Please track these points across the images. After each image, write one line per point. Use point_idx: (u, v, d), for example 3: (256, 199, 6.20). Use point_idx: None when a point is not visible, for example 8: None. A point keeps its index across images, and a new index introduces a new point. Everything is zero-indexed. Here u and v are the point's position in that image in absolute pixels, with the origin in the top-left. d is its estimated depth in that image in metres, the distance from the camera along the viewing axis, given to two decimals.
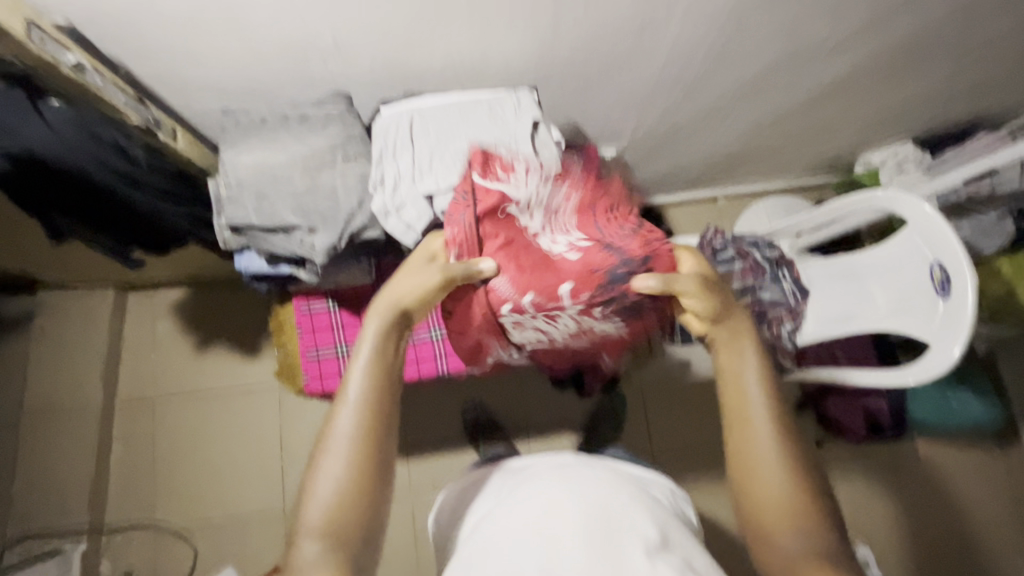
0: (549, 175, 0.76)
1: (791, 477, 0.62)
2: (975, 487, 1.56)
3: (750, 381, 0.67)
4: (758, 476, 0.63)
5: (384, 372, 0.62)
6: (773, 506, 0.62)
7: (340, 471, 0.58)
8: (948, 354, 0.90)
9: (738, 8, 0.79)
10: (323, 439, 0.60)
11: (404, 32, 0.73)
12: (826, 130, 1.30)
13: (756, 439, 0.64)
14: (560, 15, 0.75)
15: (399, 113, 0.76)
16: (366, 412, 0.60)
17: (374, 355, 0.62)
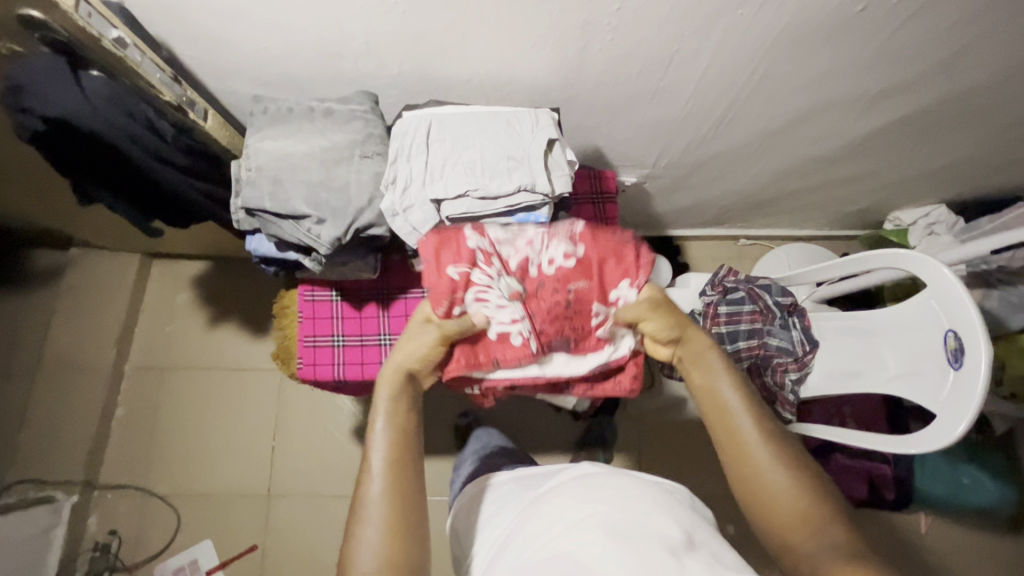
0: (557, 195, 0.76)
1: (789, 474, 0.65)
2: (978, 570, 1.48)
3: (728, 395, 0.71)
4: (767, 491, 0.65)
5: (404, 432, 0.67)
6: (787, 509, 0.63)
7: (379, 534, 0.59)
8: (955, 427, 0.85)
9: (766, 53, 0.79)
10: (357, 501, 0.61)
11: (432, 42, 0.75)
12: (854, 183, 1.27)
13: (744, 443, 0.68)
14: (586, 41, 0.75)
15: (420, 119, 0.77)
16: (392, 474, 0.63)
17: (393, 419, 0.67)
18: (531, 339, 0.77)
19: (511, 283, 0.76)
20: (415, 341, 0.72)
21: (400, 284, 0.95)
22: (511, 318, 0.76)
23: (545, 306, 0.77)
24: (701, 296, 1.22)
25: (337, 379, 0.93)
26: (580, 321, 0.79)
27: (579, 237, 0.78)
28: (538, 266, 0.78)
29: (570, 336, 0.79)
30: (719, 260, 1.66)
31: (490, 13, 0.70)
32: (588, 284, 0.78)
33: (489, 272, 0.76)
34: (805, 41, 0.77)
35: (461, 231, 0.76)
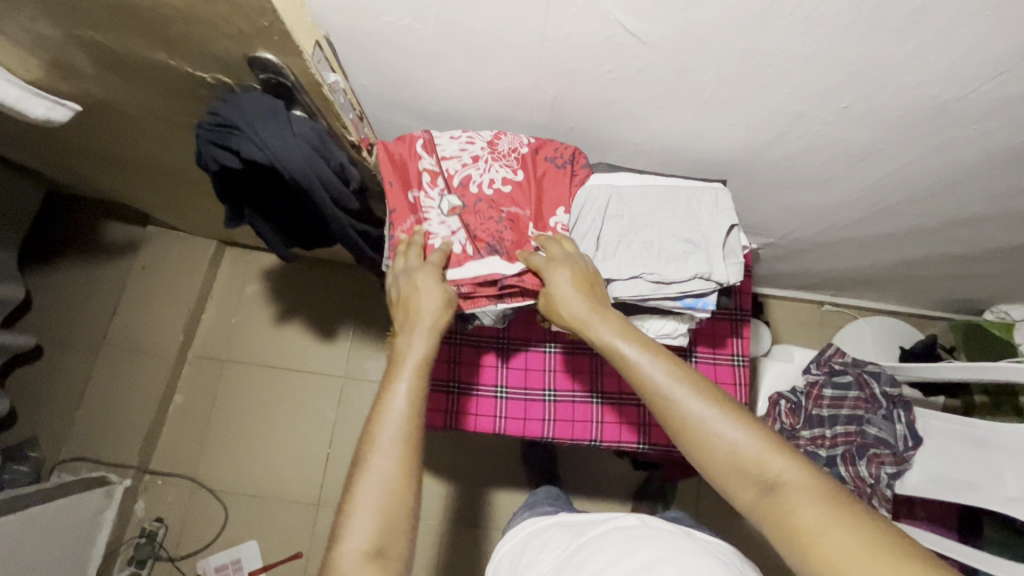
0: (730, 284, 0.71)
1: (731, 423, 0.60)
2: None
3: (642, 361, 0.63)
4: (715, 452, 0.60)
5: (426, 395, 0.63)
6: (740, 466, 0.59)
7: (373, 508, 0.58)
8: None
9: (970, 164, 0.74)
10: (366, 444, 0.60)
11: (626, 108, 0.70)
12: (975, 276, 1.22)
13: (675, 409, 0.62)
14: (789, 127, 0.70)
15: (595, 188, 0.73)
16: (408, 423, 0.61)
17: (412, 393, 0.62)
18: (469, 246, 0.71)
19: (453, 199, 0.72)
20: (428, 285, 0.66)
21: (523, 336, 0.92)
22: (448, 233, 0.71)
23: (481, 221, 0.70)
24: (805, 372, 1.19)
25: (446, 427, 0.89)
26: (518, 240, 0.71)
27: (520, 164, 0.74)
28: (479, 184, 0.72)
29: (507, 242, 0.70)
30: (800, 324, 1.61)
31: (703, 91, 0.65)
32: (527, 212, 0.73)
33: (433, 191, 0.72)
34: (1018, 160, 0.71)
35: (413, 146, 0.72)
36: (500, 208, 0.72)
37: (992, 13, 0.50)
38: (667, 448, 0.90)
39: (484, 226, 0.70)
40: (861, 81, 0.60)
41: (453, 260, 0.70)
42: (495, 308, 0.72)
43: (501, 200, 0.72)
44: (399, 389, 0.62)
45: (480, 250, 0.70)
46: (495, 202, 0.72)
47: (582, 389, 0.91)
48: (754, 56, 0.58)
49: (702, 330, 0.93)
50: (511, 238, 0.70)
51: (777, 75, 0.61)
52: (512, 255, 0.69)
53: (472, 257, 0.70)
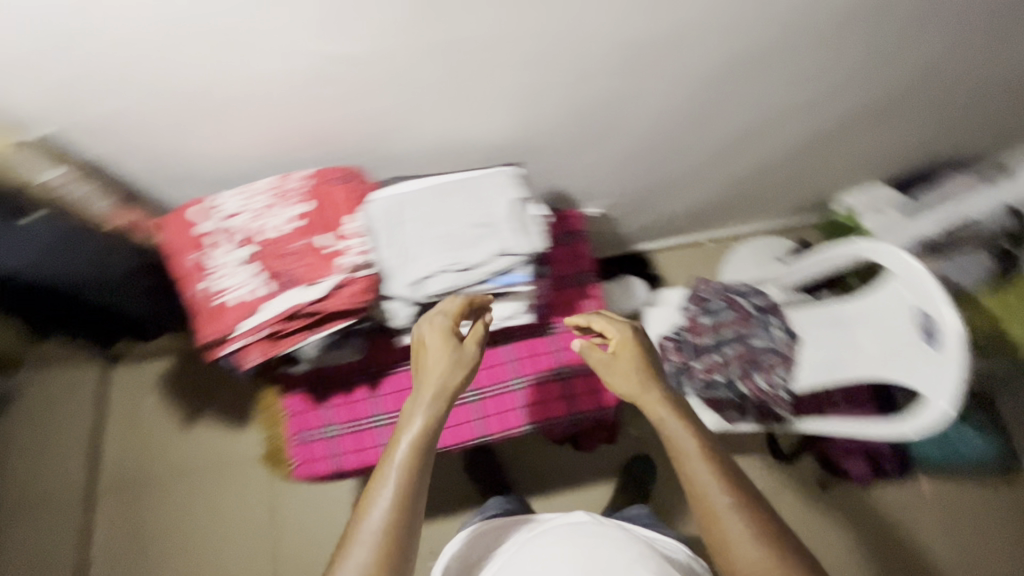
0: (535, 252, 0.76)
1: (747, 519, 0.64)
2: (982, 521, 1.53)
3: (684, 436, 0.71)
4: (725, 537, 0.64)
5: (426, 458, 0.62)
6: (745, 559, 0.62)
7: (366, 560, 0.55)
8: (955, 385, 0.89)
9: (702, 80, 0.81)
10: (372, 487, 0.60)
11: (386, 122, 0.74)
12: (800, 176, 1.33)
13: (701, 483, 0.67)
14: (535, 97, 0.76)
15: (383, 203, 0.75)
16: (411, 485, 0.59)
17: (412, 450, 0.61)
18: (266, 287, 0.70)
19: (243, 249, 0.73)
20: (440, 355, 0.68)
21: (384, 362, 0.91)
22: (244, 281, 0.71)
23: (272, 260, 0.71)
24: (682, 309, 1.24)
25: (335, 471, 0.90)
26: (312, 264, 0.70)
27: (302, 192, 0.74)
28: (264, 227, 0.73)
29: (299, 271, 0.70)
30: (688, 267, 1.70)
31: (436, 88, 0.70)
32: (317, 232, 0.72)
33: (223, 249, 0.73)
34: (734, 64, 0.79)
35: (193, 214, 0.74)
36: (289, 240, 0.72)
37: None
38: (549, 422, 0.94)
39: (275, 263, 0.71)
40: (559, 41, 0.67)
41: (253, 305, 0.70)
42: (315, 339, 0.72)
43: (288, 232, 0.72)
44: (403, 442, 0.62)
45: (278, 287, 0.70)
46: (288, 238, 0.72)
47: (457, 393, 0.92)
48: (452, 47, 0.63)
49: (555, 300, 0.97)
50: (299, 266, 0.70)
51: (484, 57, 0.66)
52: (306, 282, 0.69)
53: (270, 297, 0.70)
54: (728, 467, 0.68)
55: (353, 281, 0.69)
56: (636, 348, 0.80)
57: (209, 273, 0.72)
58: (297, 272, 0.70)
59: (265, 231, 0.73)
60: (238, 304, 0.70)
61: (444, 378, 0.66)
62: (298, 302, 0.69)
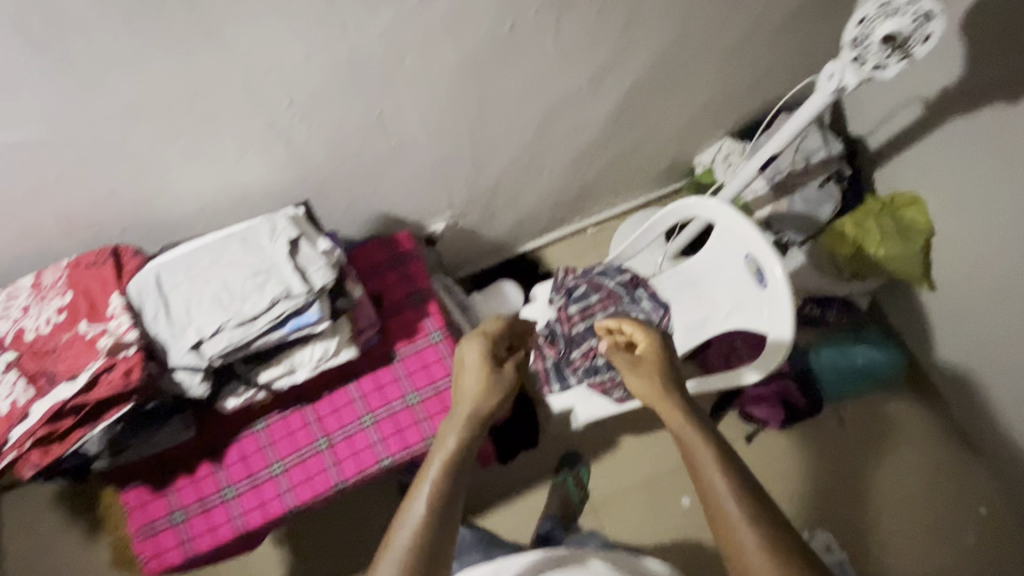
0: (320, 288, 0.74)
1: (746, 505, 0.64)
2: (911, 439, 1.53)
3: (687, 426, 0.75)
4: (725, 518, 0.64)
5: (460, 472, 0.71)
6: (749, 545, 0.61)
7: (400, 558, 0.63)
8: (785, 333, 0.92)
9: (460, 86, 0.79)
10: (412, 491, 0.69)
11: (135, 192, 0.71)
12: (643, 147, 1.33)
13: (703, 467, 0.69)
14: (285, 137, 0.73)
15: (142, 278, 0.71)
16: (440, 494, 0.68)
17: (444, 466, 0.71)
18: (31, 390, 0.66)
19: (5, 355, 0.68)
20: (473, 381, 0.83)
21: (221, 431, 0.87)
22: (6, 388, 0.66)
23: (37, 361, 0.67)
24: (551, 304, 1.22)
25: (191, 557, 0.86)
26: (76, 354, 0.66)
27: (65, 285, 0.71)
28: (27, 328, 0.69)
29: (62, 366, 0.66)
30: (578, 254, 1.68)
31: (163, 150, 0.66)
32: (81, 320, 0.68)
33: None
34: (481, 65, 0.76)
35: None
36: (55, 336, 0.68)
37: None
38: (409, 451, 0.89)
39: (40, 363, 0.67)
40: (274, 83, 0.64)
41: (16, 413, 0.65)
42: (96, 432, 0.67)
43: (51, 328, 0.68)
44: (434, 460, 0.72)
45: (43, 386, 0.66)
46: (50, 335, 0.68)
47: (305, 443, 0.88)
48: (151, 109, 0.60)
49: (394, 325, 0.96)
50: (63, 359, 0.66)
51: (197, 111, 0.63)
52: (69, 375, 0.65)
53: (34, 398, 0.65)
54: (730, 456, 0.70)
55: (115, 363, 0.65)
56: (654, 348, 0.90)
57: None
58: (62, 367, 0.66)
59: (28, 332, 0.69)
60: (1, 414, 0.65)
61: (476, 402, 0.80)
62: (62, 398, 0.64)
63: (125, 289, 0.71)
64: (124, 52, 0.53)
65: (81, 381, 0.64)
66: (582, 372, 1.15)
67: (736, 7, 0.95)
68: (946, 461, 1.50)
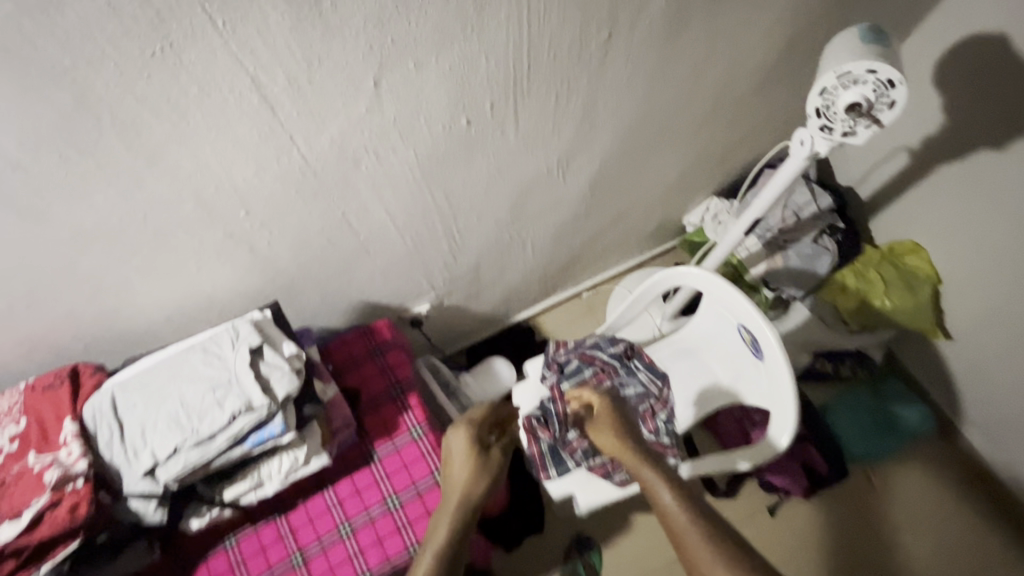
0: (284, 397, 0.71)
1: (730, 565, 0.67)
2: (966, 502, 1.38)
3: (663, 494, 0.79)
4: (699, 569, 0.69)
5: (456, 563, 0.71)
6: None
7: None
8: (790, 410, 0.84)
9: (423, 179, 0.78)
10: None
11: (95, 311, 0.70)
12: (627, 213, 1.32)
13: (685, 535, 0.73)
14: (247, 244, 0.72)
15: (97, 399, 0.68)
16: None
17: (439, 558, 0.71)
18: None
19: None
20: (463, 466, 0.82)
21: (188, 552, 0.81)
22: None
23: None
24: (543, 381, 1.15)
25: None
26: (20, 488, 0.62)
27: (17, 411, 0.67)
28: None
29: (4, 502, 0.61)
30: (573, 322, 1.63)
31: (119, 270, 0.65)
32: (31, 449, 0.65)
33: None
34: (442, 159, 0.76)
35: None
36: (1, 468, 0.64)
37: (213, 124, 0.54)
38: (389, 563, 0.82)
39: None
40: (226, 199, 0.63)
41: None
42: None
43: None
44: (428, 553, 0.72)
45: None
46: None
47: (278, 560, 0.82)
48: (101, 234, 0.59)
49: (373, 421, 0.91)
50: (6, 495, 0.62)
51: (149, 232, 0.62)
52: (10, 513, 0.60)
53: None
54: (727, 533, 0.71)
55: (62, 497, 0.61)
56: (626, 424, 0.93)
57: None
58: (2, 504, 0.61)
59: None
60: None
61: (466, 487, 0.80)
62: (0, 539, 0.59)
63: (81, 413, 0.68)
64: (66, 188, 0.53)
65: (23, 519, 0.60)
66: (580, 453, 1.07)
67: (699, 83, 0.95)
68: (1013, 527, 1.33)
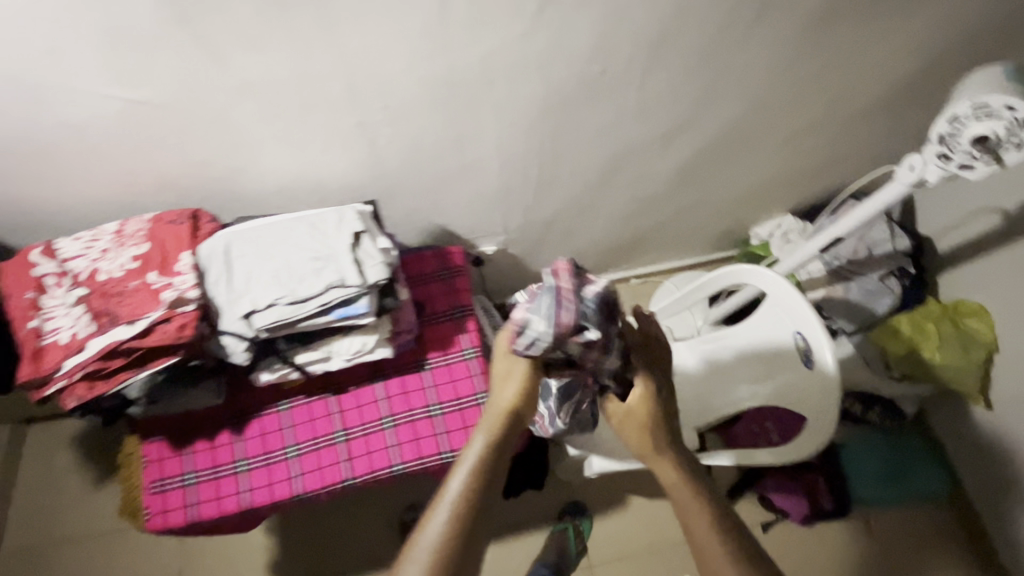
0: (373, 283, 0.76)
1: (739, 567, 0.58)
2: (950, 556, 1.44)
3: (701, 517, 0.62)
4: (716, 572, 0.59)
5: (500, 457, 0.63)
6: None
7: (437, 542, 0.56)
8: (828, 418, 0.91)
9: (539, 118, 0.83)
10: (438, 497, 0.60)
11: (222, 164, 0.76)
12: (701, 209, 1.33)
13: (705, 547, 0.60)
14: (370, 137, 0.77)
15: (214, 242, 0.75)
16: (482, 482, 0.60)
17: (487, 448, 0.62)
18: (91, 327, 0.70)
19: (81, 292, 0.73)
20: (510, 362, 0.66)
21: (247, 403, 0.89)
22: (71, 320, 0.71)
23: (104, 300, 0.71)
24: None
25: (193, 521, 0.86)
26: (138, 300, 0.70)
27: (146, 238, 0.75)
28: (103, 272, 0.73)
29: (123, 307, 0.70)
30: None
31: (259, 129, 0.71)
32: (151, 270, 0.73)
33: (62, 293, 0.73)
34: (564, 101, 0.80)
35: (27, 258, 0.74)
36: (125, 282, 0.73)
37: (390, 9, 0.59)
38: (422, 461, 0.89)
39: (107, 302, 0.71)
40: (371, 87, 0.68)
41: (69, 344, 0.69)
42: (139, 378, 0.70)
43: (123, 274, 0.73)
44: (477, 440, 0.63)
45: (102, 324, 0.70)
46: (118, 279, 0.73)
47: (324, 432, 0.89)
48: (259, 91, 0.65)
49: (429, 334, 0.97)
50: (125, 302, 0.70)
51: (297, 99, 0.68)
52: (129, 317, 0.69)
53: (92, 332, 0.69)
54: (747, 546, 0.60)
55: (172, 316, 0.69)
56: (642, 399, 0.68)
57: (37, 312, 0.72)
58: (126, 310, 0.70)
59: (101, 272, 0.74)
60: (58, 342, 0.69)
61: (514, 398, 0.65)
62: (118, 337, 0.68)
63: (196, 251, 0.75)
64: (252, 38, 0.58)
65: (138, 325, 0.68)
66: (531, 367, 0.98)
67: (819, 90, 0.96)
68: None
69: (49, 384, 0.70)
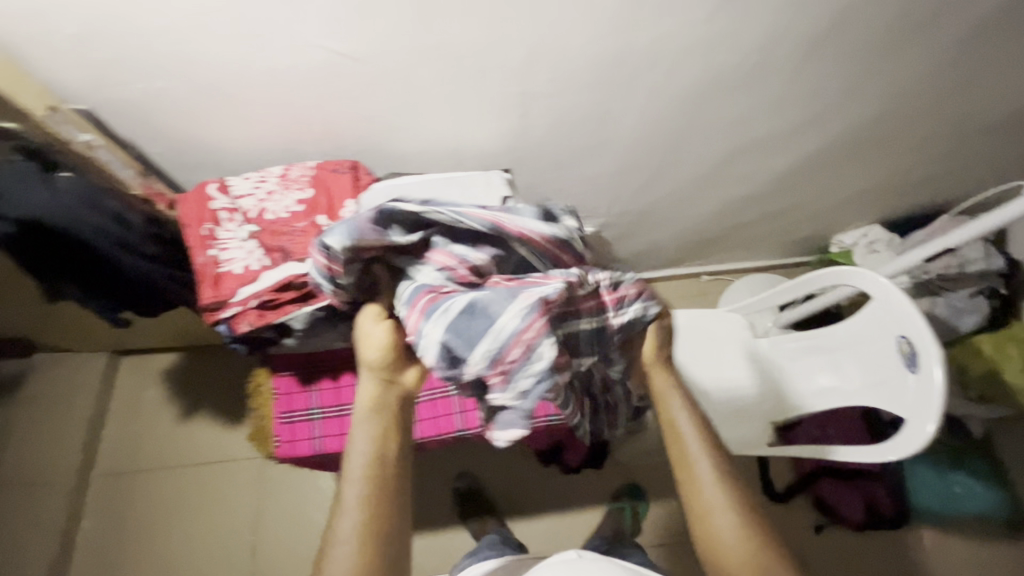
0: None
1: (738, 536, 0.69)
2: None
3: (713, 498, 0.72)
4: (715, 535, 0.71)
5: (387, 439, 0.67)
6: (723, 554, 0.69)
7: (353, 524, 0.62)
8: (929, 424, 0.88)
9: (682, 104, 0.86)
10: (341, 481, 0.64)
11: (386, 121, 0.81)
12: (793, 211, 1.34)
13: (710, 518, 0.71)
14: (525, 107, 0.81)
15: (373, 193, 0.78)
16: (376, 463, 0.64)
17: (372, 438, 0.66)
18: (267, 261, 0.77)
19: (253, 228, 0.78)
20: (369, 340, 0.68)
21: None
22: (246, 253, 0.77)
23: (277, 238, 0.77)
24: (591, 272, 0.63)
25: (316, 453, 0.93)
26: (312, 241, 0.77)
27: (311, 183, 0.80)
28: (273, 211, 0.79)
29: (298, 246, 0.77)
30: (684, 298, 1.69)
31: (432, 90, 0.76)
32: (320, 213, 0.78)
33: (233, 227, 0.78)
34: (711, 89, 0.83)
35: (201, 191, 0.79)
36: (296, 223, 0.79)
37: None
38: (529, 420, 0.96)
39: (280, 240, 0.77)
40: (546, 59, 0.72)
41: (248, 276, 0.76)
42: (304, 312, 0.77)
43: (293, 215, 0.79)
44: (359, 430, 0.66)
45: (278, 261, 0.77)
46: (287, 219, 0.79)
47: (439, 384, 0.94)
48: (447, 54, 0.70)
49: None
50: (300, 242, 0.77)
51: (477, 65, 0.72)
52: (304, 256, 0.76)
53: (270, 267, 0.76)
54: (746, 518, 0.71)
55: None
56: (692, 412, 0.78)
57: (213, 242, 0.77)
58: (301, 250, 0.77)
59: (270, 211, 0.79)
60: (238, 273, 0.76)
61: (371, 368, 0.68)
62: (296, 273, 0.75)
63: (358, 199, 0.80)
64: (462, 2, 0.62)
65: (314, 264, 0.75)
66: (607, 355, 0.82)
67: (948, 100, 0.97)
68: None
69: (225, 309, 0.76)
